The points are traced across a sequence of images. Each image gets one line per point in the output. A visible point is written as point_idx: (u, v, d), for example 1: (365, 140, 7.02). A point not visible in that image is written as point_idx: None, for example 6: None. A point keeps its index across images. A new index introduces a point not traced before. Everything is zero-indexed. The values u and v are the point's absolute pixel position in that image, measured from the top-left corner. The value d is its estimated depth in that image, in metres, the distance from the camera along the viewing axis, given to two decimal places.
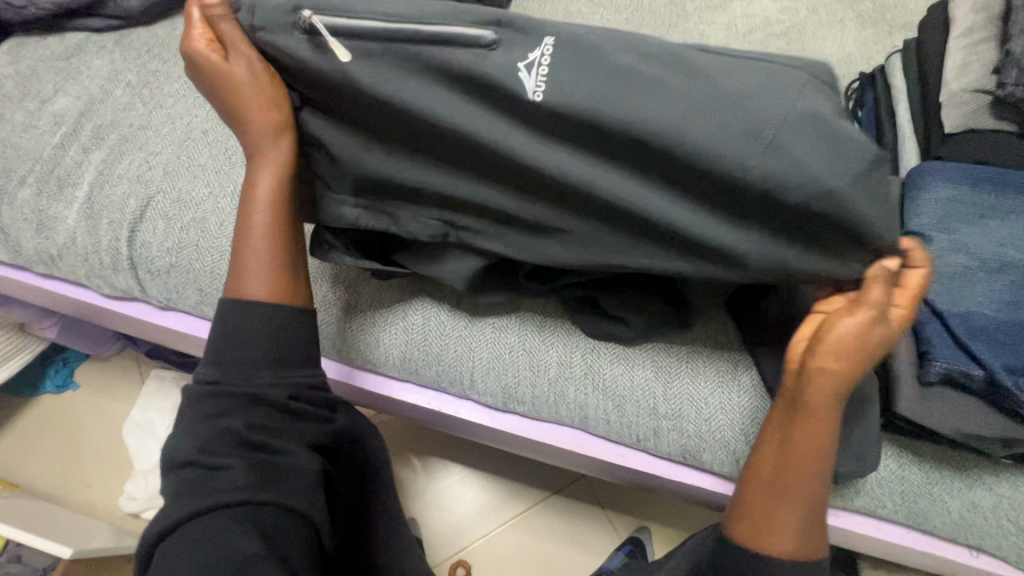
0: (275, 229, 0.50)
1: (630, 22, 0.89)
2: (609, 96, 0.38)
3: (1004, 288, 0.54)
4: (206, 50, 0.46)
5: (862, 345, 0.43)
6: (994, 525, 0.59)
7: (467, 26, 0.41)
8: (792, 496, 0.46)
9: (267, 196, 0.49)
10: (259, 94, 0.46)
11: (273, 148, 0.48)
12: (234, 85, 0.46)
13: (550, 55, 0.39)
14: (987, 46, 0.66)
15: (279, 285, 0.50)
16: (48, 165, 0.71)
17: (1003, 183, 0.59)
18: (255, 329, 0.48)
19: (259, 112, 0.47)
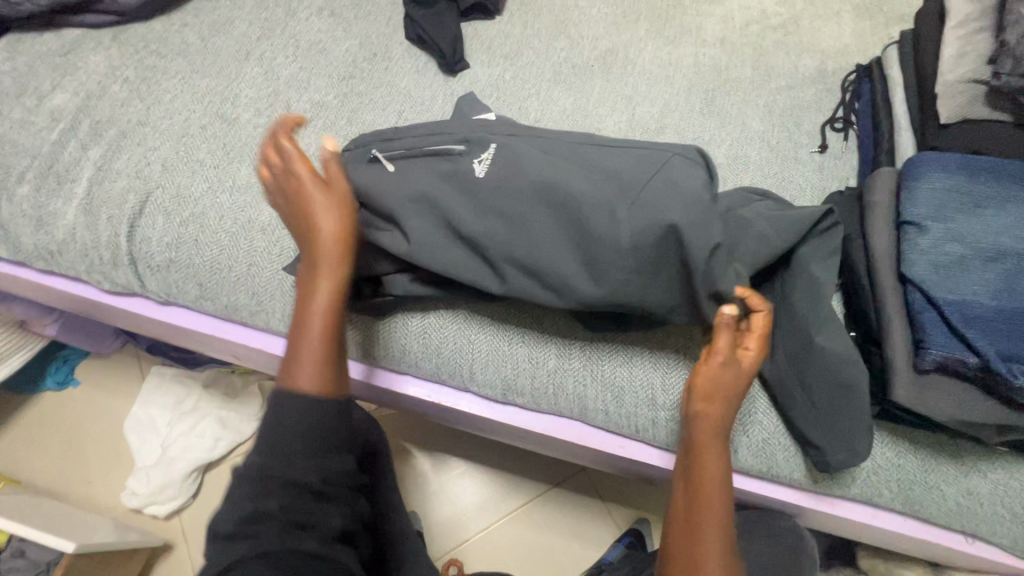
0: (328, 328, 0.52)
1: (626, 16, 0.89)
2: (522, 174, 0.55)
3: (998, 277, 0.54)
4: (297, 168, 0.53)
5: (723, 383, 0.52)
6: (990, 511, 0.59)
7: (448, 144, 0.59)
8: (705, 527, 0.49)
9: (321, 310, 0.52)
10: (338, 209, 0.53)
11: (338, 259, 0.53)
12: (318, 201, 0.52)
13: (490, 155, 0.57)
14: (982, 36, 0.66)
15: (325, 377, 0.51)
16: (46, 161, 0.71)
17: (1000, 173, 0.59)
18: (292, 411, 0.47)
19: (331, 223, 0.52)
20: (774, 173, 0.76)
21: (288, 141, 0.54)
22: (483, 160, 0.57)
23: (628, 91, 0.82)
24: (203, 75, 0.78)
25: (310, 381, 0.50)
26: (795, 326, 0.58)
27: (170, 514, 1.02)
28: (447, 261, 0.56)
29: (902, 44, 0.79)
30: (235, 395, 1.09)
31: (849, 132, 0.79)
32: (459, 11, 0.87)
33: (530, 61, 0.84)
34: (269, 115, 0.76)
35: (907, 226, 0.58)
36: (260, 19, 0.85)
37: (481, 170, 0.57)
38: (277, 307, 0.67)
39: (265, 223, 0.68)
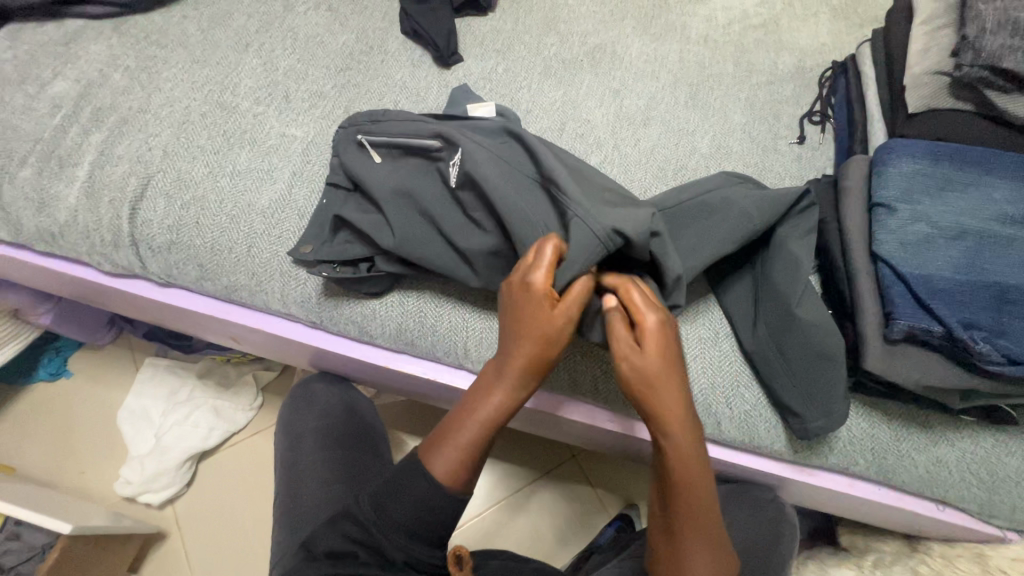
0: (481, 435, 0.56)
1: (614, 14, 0.93)
2: (474, 203, 0.61)
3: (960, 253, 0.58)
4: (536, 289, 0.54)
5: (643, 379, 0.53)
6: (957, 478, 0.63)
7: (422, 137, 0.66)
8: (688, 532, 0.53)
9: (489, 416, 0.57)
10: (542, 331, 0.54)
11: (517, 375, 0.56)
12: (527, 322, 0.55)
13: (458, 161, 0.62)
14: (945, 31, 0.70)
15: (458, 474, 0.56)
16: (48, 146, 0.73)
17: (961, 158, 0.63)
18: (408, 480, 0.56)
19: (529, 343, 0.55)
20: (755, 162, 0.79)
21: (552, 254, 0.54)
22: (456, 164, 0.62)
23: (616, 85, 0.86)
24: (203, 64, 0.81)
25: (442, 471, 0.56)
26: (776, 302, 0.61)
27: (164, 503, 1.02)
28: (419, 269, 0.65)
29: (874, 42, 0.83)
30: (230, 384, 1.10)
31: (826, 125, 0.83)
32: (453, 7, 0.89)
33: (522, 55, 0.87)
34: (268, 103, 0.78)
35: (878, 208, 0.62)
36: (259, 12, 0.87)
37: (454, 180, 0.62)
38: (277, 286, 0.68)
39: (266, 207, 0.70)
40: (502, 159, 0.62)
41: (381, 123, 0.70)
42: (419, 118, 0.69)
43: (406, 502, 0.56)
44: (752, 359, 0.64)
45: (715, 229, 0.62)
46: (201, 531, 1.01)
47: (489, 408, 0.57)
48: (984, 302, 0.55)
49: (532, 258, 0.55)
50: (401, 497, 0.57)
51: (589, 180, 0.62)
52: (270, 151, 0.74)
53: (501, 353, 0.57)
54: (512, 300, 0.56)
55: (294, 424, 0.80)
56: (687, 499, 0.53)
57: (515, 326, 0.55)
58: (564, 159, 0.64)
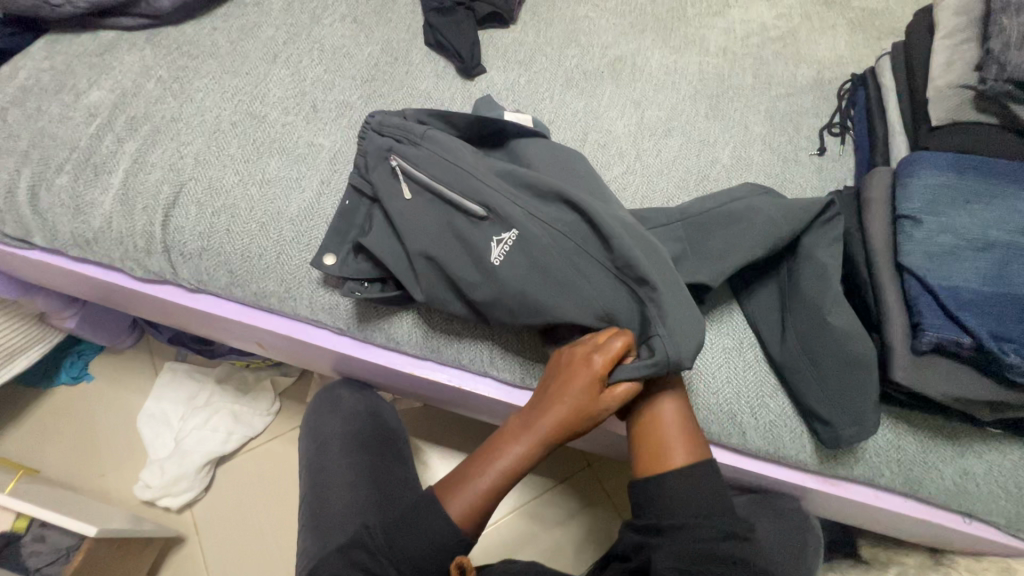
0: (501, 484, 0.59)
1: (634, 26, 0.94)
2: (514, 265, 0.60)
3: (987, 265, 0.58)
4: (592, 367, 0.56)
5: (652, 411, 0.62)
6: (985, 491, 0.62)
7: (466, 197, 0.63)
8: (662, 434, 0.61)
9: (508, 466, 0.59)
10: (580, 405, 0.56)
11: (545, 436, 0.58)
12: (568, 393, 0.56)
13: (508, 242, 0.61)
14: (968, 45, 0.71)
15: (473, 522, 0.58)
16: (84, 153, 0.74)
17: (987, 171, 0.64)
18: (423, 515, 0.57)
19: (566, 410, 0.57)
20: (776, 173, 0.80)
21: (621, 347, 0.56)
22: (502, 243, 0.61)
23: (637, 96, 0.87)
24: (233, 75, 0.82)
25: (458, 514, 0.57)
26: (812, 317, 0.62)
27: (183, 507, 1.03)
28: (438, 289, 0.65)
29: (894, 55, 0.84)
30: (249, 389, 1.11)
31: (846, 137, 0.83)
32: (476, 20, 0.91)
33: (544, 66, 0.89)
34: (296, 113, 0.80)
35: (902, 220, 0.62)
36: (287, 23, 0.89)
37: (497, 260, 0.61)
38: (306, 293, 0.70)
39: (295, 215, 0.71)
40: (565, 241, 0.61)
41: (416, 145, 0.68)
42: (461, 157, 0.66)
43: (421, 535, 0.56)
44: (781, 368, 0.64)
45: (739, 237, 0.64)
46: (218, 536, 1.02)
47: (512, 458, 0.59)
48: (1013, 313, 0.55)
49: (600, 341, 0.57)
50: (411, 527, 0.56)
51: (658, 257, 0.60)
52: (299, 160, 0.76)
53: (539, 405, 0.59)
54: (566, 362, 0.58)
55: (319, 428, 0.81)
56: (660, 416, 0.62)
57: (556, 391, 0.57)
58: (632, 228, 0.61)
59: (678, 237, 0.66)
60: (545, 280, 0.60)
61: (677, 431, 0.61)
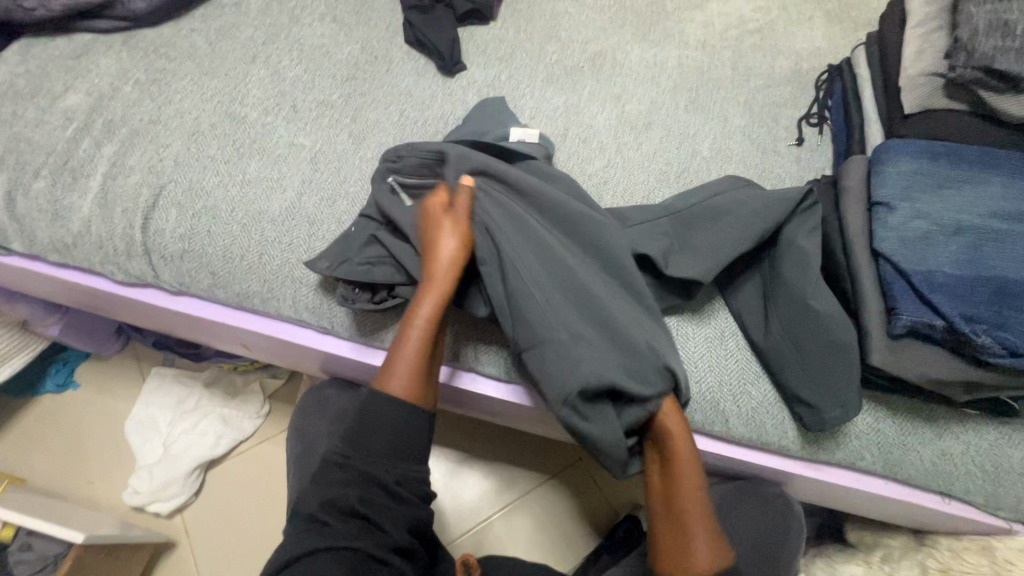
0: (419, 346, 0.61)
1: (613, 21, 0.95)
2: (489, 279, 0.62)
3: (959, 249, 0.59)
4: (440, 212, 0.64)
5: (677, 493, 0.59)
6: (963, 471, 0.63)
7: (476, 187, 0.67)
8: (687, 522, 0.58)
9: (419, 332, 0.60)
10: (453, 238, 0.62)
11: (439, 286, 0.61)
12: (443, 236, 0.62)
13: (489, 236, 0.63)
14: (938, 34, 0.72)
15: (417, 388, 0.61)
16: (61, 158, 0.74)
17: (957, 157, 0.65)
18: (379, 425, 0.59)
19: (451, 245, 0.61)
20: (756, 164, 0.81)
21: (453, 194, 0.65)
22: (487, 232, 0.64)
23: (617, 90, 0.87)
24: (211, 76, 0.82)
25: (402, 383, 0.60)
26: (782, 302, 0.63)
27: (172, 512, 1.02)
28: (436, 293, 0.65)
29: (869, 45, 0.85)
30: (237, 393, 1.10)
31: (823, 127, 0.85)
32: (456, 17, 0.91)
33: (524, 62, 0.89)
34: (276, 113, 0.80)
35: (877, 206, 0.63)
36: (266, 24, 0.88)
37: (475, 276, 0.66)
38: (288, 293, 0.70)
39: (276, 215, 0.71)
40: (504, 268, 0.61)
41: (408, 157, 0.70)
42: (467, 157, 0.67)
43: (383, 453, 0.59)
44: (765, 355, 0.65)
45: (725, 230, 0.65)
46: (209, 540, 1.01)
47: (422, 321, 0.60)
48: (984, 295, 0.56)
49: (438, 202, 0.65)
50: (375, 428, 0.60)
51: (602, 311, 0.61)
52: (279, 160, 0.76)
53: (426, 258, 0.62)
54: (425, 214, 0.65)
55: (306, 429, 0.82)
56: (686, 501, 0.59)
57: (427, 242, 0.63)
58: (578, 280, 0.62)
59: (665, 232, 0.67)
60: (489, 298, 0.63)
61: (699, 511, 0.59)
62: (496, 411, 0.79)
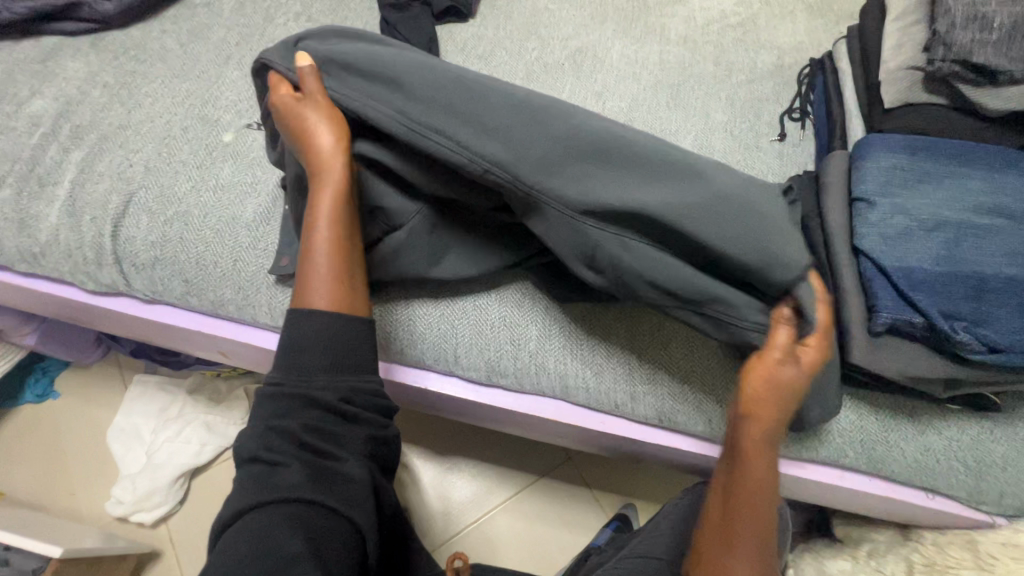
0: (334, 239, 0.56)
1: (594, 16, 0.94)
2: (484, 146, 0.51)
3: (939, 244, 0.59)
4: (294, 100, 0.57)
5: (750, 488, 0.53)
6: (945, 466, 0.63)
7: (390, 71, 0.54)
8: (742, 522, 0.52)
9: (331, 228, 0.55)
10: (325, 120, 0.56)
11: (333, 170, 0.55)
12: (310, 121, 0.56)
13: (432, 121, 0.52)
14: (917, 28, 0.71)
15: (340, 294, 0.55)
16: (28, 165, 0.72)
17: (936, 151, 0.65)
18: (313, 336, 0.52)
19: (326, 128, 0.55)
20: (738, 161, 0.80)
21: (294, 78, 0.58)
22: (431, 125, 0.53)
23: (598, 87, 0.86)
24: (183, 79, 0.80)
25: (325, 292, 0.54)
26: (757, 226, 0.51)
27: (157, 521, 1.01)
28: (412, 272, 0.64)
29: (850, 39, 0.85)
30: (221, 399, 1.09)
31: (805, 121, 0.84)
32: (434, 15, 0.90)
33: (503, 60, 0.88)
34: (250, 116, 0.78)
35: (857, 202, 0.63)
36: (239, 24, 0.87)
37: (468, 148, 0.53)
38: (263, 299, 0.68)
39: (250, 219, 0.70)
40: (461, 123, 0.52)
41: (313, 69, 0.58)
42: (323, 67, 0.57)
43: (325, 361, 0.52)
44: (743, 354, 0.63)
45: None
46: (195, 548, 1.00)
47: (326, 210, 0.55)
48: (963, 291, 0.56)
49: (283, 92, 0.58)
50: (308, 348, 0.52)
51: (533, 121, 0.51)
52: (253, 164, 0.74)
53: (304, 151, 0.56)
54: (278, 111, 0.57)
55: None
56: (750, 500, 0.53)
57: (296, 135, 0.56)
58: (557, 126, 0.51)
59: None
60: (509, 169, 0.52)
61: (763, 517, 0.52)
62: (480, 414, 0.79)
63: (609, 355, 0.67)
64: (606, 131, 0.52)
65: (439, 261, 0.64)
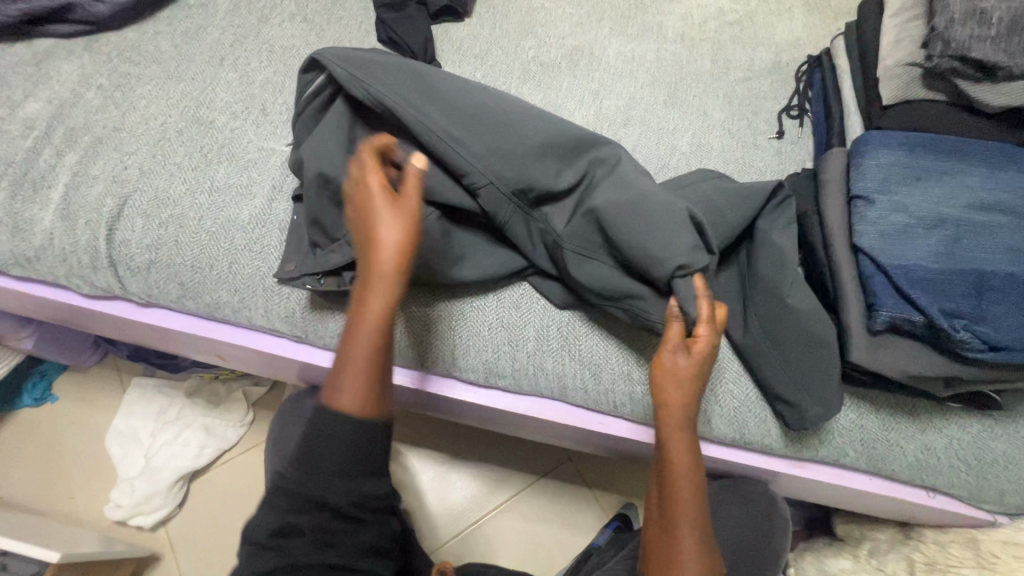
0: (377, 342, 0.53)
1: (591, 15, 0.93)
2: (490, 162, 0.60)
3: (938, 242, 0.58)
4: (371, 182, 0.53)
5: (680, 483, 0.55)
6: (946, 465, 0.63)
7: (420, 90, 0.62)
8: (680, 518, 0.54)
9: (375, 329, 0.52)
10: (394, 218, 0.52)
11: (391, 270, 0.52)
12: (378, 212, 0.52)
13: (448, 134, 0.59)
14: (915, 24, 0.71)
15: (370, 402, 0.53)
16: (21, 168, 0.72)
17: (935, 148, 0.64)
18: (329, 440, 0.51)
19: (392, 227, 0.52)
20: (736, 159, 0.80)
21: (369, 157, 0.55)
22: (445, 135, 0.59)
23: (595, 86, 0.86)
24: (178, 80, 0.80)
25: (354, 397, 0.52)
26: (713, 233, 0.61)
27: (156, 525, 1.01)
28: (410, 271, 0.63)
29: (848, 35, 0.84)
30: (219, 401, 1.08)
31: (804, 119, 0.84)
32: (430, 14, 0.89)
33: (500, 59, 0.87)
34: (245, 117, 0.78)
35: (856, 200, 0.62)
36: (234, 25, 0.86)
37: (479, 155, 0.59)
38: (260, 301, 0.68)
39: (247, 221, 0.70)
40: (473, 141, 0.60)
41: (347, 75, 0.62)
42: (350, 75, 0.62)
43: (334, 463, 0.51)
44: (744, 354, 0.64)
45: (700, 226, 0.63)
46: (194, 552, 1.00)
47: (377, 311, 0.52)
48: (964, 289, 0.56)
49: (362, 168, 0.54)
50: (330, 450, 0.51)
51: (535, 145, 0.60)
52: (249, 166, 0.74)
53: (366, 245, 0.53)
54: (355, 192, 0.54)
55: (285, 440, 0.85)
56: (682, 494, 0.55)
57: (364, 226, 0.53)
58: (555, 152, 0.61)
59: None
60: (509, 180, 0.60)
61: (694, 510, 0.54)
62: (479, 415, 0.78)
63: (608, 355, 0.67)
64: (575, 144, 0.63)
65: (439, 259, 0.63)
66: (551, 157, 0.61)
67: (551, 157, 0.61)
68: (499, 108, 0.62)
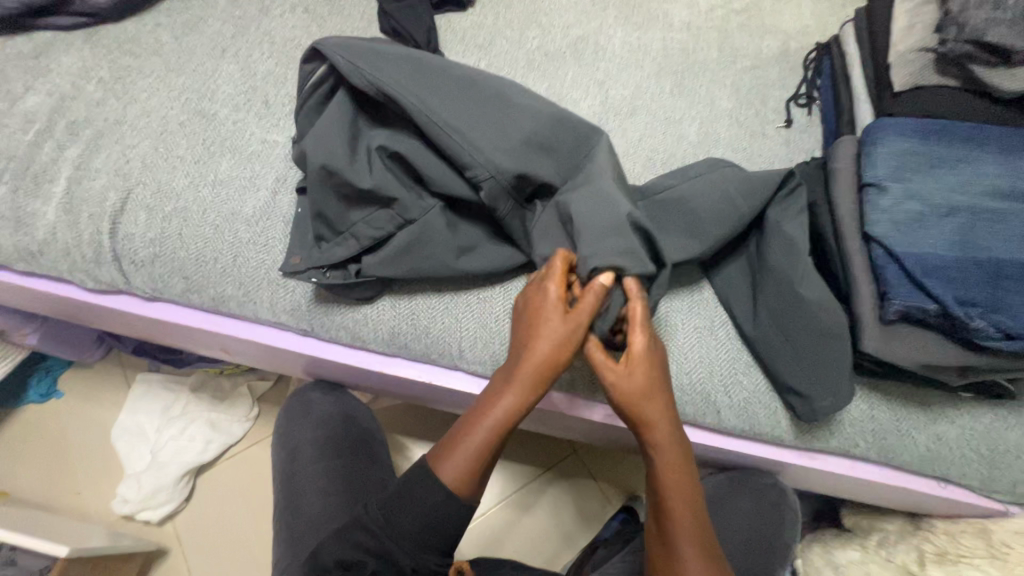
0: (489, 438, 0.56)
1: (596, 3, 0.92)
2: (488, 155, 0.58)
3: (952, 230, 0.57)
4: (549, 290, 0.56)
5: (672, 491, 0.56)
6: (958, 455, 0.63)
7: (423, 80, 0.61)
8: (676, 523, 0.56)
9: (495, 422, 0.55)
10: (558, 334, 0.54)
11: (528, 377, 0.55)
12: (544, 324, 0.55)
13: (448, 127, 0.59)
14: (928, 8, 0.70)
15: (467, 485, 0.56)
16: (23, 162, 0.71)
17: (948, 135, 0.63)
18: (419, 498, 0.56)
19: (545, 339, 0.55)
20: (743, 148, 0.79)
21: (561, 266, 0.57)
22: (447, 128, 0.59)
23: (600, 76, 0.85)
24: (179, 73, 0.79)
25: (454, 474, 0.56)
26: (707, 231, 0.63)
27: (163, 519, 1.01)
28: (416, 263, 0.63)
29: (858, 21, 0.83)
30: (224, 397, 1.08)
31: (812, 107, 0.82)
32: (432, 4, 0.88)
33: (504, 49, 0.86)
34: (248, 109, 0.77)
35: (868, 187, 0.62)
36: (235, 17, 0.85)
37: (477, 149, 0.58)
38: (265, 295, 0.68)
39: (251, 215, 0.69)
40: (471, 135, 0.59)
41: (350, 64, 0.61)
42: (352, 66, 0.61)
43: (413, 510, 0.57)
44: (754, 345, 0.63)
45: (707, 217, 0.63)
46: (201, 545, 1.00)
47: (501, 410, 0.55)
48: (978, 277, 0.55)
49: (548, 273, 0.57)
50: (407, 508, 0.57)
51: (535, 142, 0.60)
52: (252, 158, 0.73)
53: (523, 347, 0.56)
54: (532, 301, 0.57)
55: (291, 432, 0.85)
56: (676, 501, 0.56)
57: (526, 333, 0.56)
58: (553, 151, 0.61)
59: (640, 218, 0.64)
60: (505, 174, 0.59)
61: (687, 513, 0.56)
62: None
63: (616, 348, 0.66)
64: (575, 144, 0.62)
65: (445, 251, 0.63)
66: (550, 156, 0.61)
67: (550, 155, 0.61)
68: (502, 103, 0.61)
